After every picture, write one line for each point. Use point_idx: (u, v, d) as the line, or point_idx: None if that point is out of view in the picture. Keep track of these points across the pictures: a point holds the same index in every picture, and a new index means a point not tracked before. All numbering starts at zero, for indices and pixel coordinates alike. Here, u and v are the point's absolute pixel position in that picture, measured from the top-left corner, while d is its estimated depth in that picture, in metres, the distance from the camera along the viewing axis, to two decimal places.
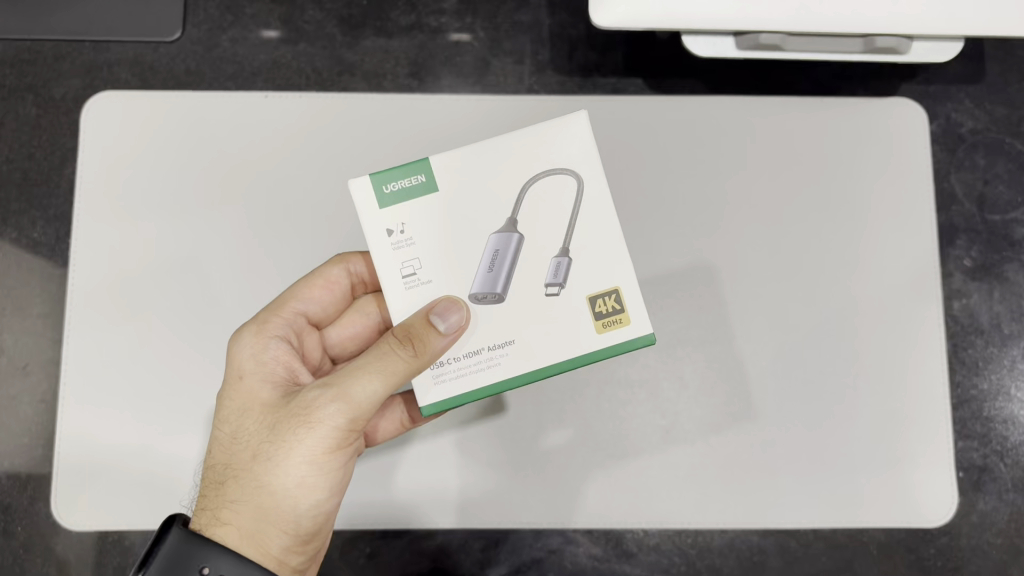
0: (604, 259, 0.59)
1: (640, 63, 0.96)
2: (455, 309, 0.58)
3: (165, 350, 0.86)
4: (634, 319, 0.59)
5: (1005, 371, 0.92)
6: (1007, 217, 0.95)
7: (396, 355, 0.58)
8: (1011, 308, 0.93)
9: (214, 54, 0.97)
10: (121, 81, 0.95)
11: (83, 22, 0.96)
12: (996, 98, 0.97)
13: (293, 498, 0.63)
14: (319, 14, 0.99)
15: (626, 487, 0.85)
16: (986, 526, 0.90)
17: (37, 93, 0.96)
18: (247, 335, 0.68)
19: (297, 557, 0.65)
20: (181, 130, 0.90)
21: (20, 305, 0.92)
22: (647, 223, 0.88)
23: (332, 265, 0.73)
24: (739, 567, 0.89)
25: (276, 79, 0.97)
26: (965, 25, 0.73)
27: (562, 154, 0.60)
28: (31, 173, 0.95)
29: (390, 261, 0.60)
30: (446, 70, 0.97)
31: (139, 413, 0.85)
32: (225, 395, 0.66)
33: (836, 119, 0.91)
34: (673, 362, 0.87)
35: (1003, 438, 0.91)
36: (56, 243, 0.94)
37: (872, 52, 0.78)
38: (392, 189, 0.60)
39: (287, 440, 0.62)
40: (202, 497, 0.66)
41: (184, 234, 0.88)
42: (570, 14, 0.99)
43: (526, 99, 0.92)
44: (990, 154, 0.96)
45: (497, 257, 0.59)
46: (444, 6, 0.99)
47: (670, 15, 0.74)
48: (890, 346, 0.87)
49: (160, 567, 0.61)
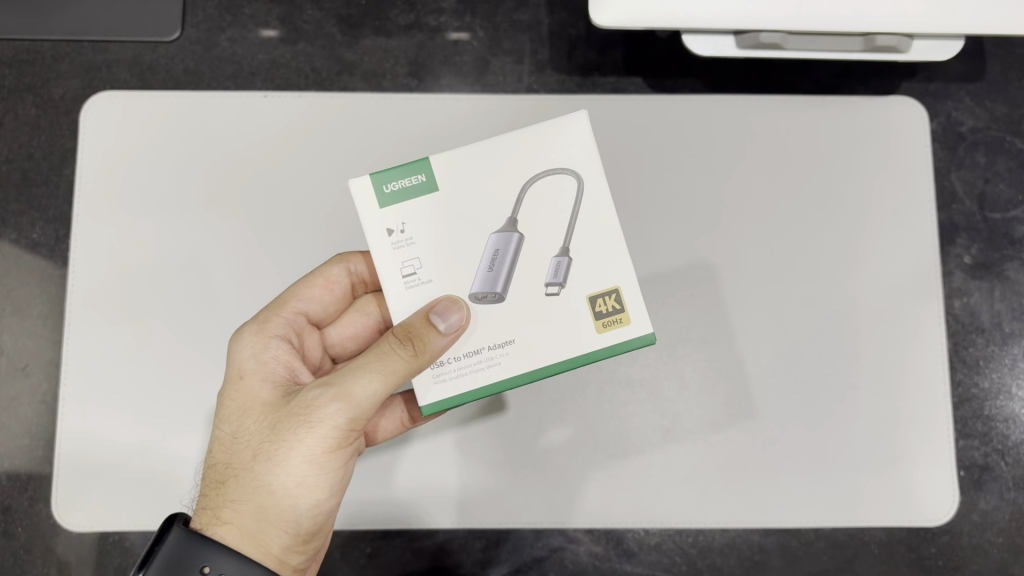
0: (604, 259, 0.59)
1: (640, 62, 0.96)
2: (454, 309, 0.58)
3: (165, 350, 0.86)
4: (634, 319, 0.59)
5: (1005, 369, 0.92)
6: (1008, 215, 0.94)
7: (396, 355, 0.58)
8: (1011, 306, 0.93)
9: (213, 54, 0.97)
10: (120, 81, 0.95)
11: (81, 22, 0.96)
12: (996, 97, 0.97)
13: (293, 498, 0.63)
14: (318, 14, 0.99)
15: (626, 487, 0.85)
16: (987, 525, 0.90)
17: (36, 93, 0.96)
18: (247, 335, 0.68)
19: (297, 557, 0.65)
20: (181, 130, 0.90)
21: (20, 306, 0.92)
22: (647, 222, 0.88)
23: (333, 265, 0.73)
24: (739, 567, 0.89)
25: (275, 79, 0.96)
26: (966, 24, 0.73)
27: (562, 154, 0.60)
28: (31, 174, 0.95)
29: (390, 261, 0.60)
30: (445, 69, 0.97)
31: (139, 413, 0.85)
32: (225, 394, 0.66)
33: (836, 118, 0.91)
34: (673, 361, 0.86)
35: (1003, 437, 0.91)
36: (55, 244, 0.94)
37: (872, 51, 0.77)
38: (392, 188, 0.60)
39: (287, 440, 0.62)
40: (203, 497, 0.66)
41: (184, 234, 0.88)
42: (569, 14, 0.99)
43: (526, 98, 0.92)
44: (990, 152, 0.96)
45: (497, 257, 0.59)
46: (443, 6, 0.99)
47: (671, 15, 0.74)
48: (890, 345, 0.87)
49: (160, 567, 0.61)
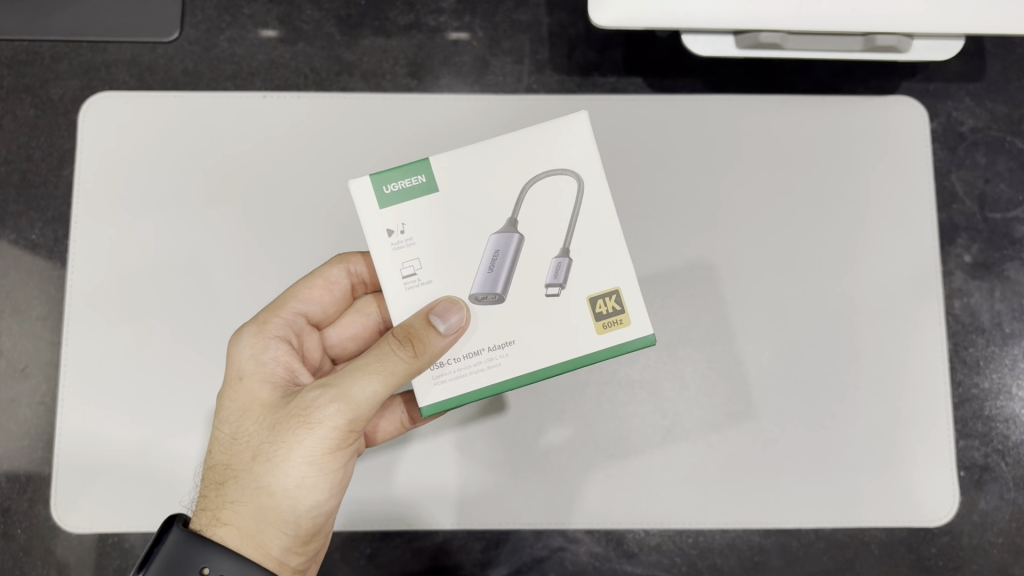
0: (605, 260, 0.59)
1: (640, 62, 0.96)
2: (454, 310, 0.58)
3: (164, 351, 0.86)
4: (634, 319, 0.59)
5: (1006, 369, 0.92)
6: (1008, 215, 0.94)
7: (396, 355, 0.58)
8: (1012, 307, 0.93)
9: (212, 54, 0.97)
10: (119, 81, 0.95)
11: (80, 23, 0.96)
12: (996, 96, 0.97)
13: (293, 499, 0.63)
14: (317, 14, 0.98)
15: (626, 488, 0.85)
16: (987, 526, 0.90)
17: (34, 94, 0.96)
18: (247, 335, 0.67)
19: (297, 558, 0.65)
20: (180, 131, 0.90)
21: (19, 307, 0.92)
22: (647, 223, 0.88)
23: (332, 265, 0.73)
24: (740, 568, 0.89)
25: (274, 79, 0.96)
26: (966, 24, 0.73)
27: (562, 154, 0.60)
28: (29, 175, 0.94)
29: (390, 262, 0.60)
30: (445, 69, 0.97)
31: (138, 414, 0.85)
32: (225, 395, 0.66)
33: (836, 118, 0.91)
34: (673, 362, 0.86)
35: (1003, 437, 0.91)
36: (54, 245, 0.93)
37: (873, 51, 0.77)
38: (392, 189, 0.60)
39: (287, 441, 0.62)
40: (203, 497, 0.66)
41: (183, 235, 0.88)
42: (569, 14, 0.98)
43: (525, 98, 0.92)
44: (991, 152, 0.96)
45: (497, 258, 0.59)
46: (442, 6, 0.99)
47: (670, 15, 0.74)
48: (890, 345, 0.87)
49: (160, 568, 0.61)
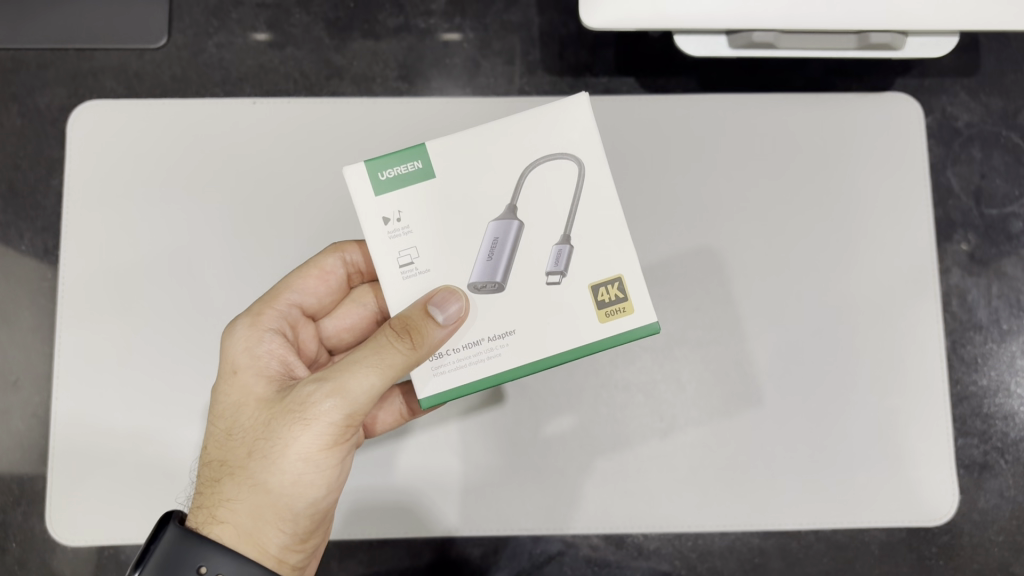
0: (604, 251, 0.59)
1: (632, 62, 0.95)
2: (453, 300, 0.57)
3: (156, 357, 0.85)
4: (638, 308, 0.58)
5: (1005, 366, 0.91)
6: (1005, 211, 0.94)
7: (394, 348, 0.58)
8: (1010, 301, 0.93)
9: (200, 59, 0.96)
10: (107, 89, 0.94)
11: (65, 29, 0.94)
12: (992, 90, 0.96)
13: (290, 496, 0.62)
14: (306, 17, 0.97)
15: (626, 491, 0.84)
16: (987, 523, 0.89)
17: (21, 103, 0.95)
18: (241, 328, 0.67)
19: (296, 555, 0.65)
20: (171, 133, 0.89)
21: (8, 317, 0.91)
22: (643, 220, 0.87)
23: (328, 254, 0.72)
24: (740, 570, 0.89)
25: (264, 84, 0.95)
26: (960, 19, 0.73)
27: (562, 140, 0.59)
28: (17, 185, 0.94)
29: (387, 250, 0.59)
30: (436, 71, 0.96)
31: (131, 423, 0.84)
32: (220, 389, 0.65)
33: (832, 105, 0.90)
34: (670, 363, 0.86)
35: (1003, 434, 0.91)
36: (44, 255, 0.93)
37: (867, 49, 0.76)
38: (388, 175, 0.59)
39: (283, 437, 0.61)
40: (198, 495, 0.65)
41: (172, 244, 0.87)
42: (559, 13, 0.98)
43: (516, 100, 0.91)
44: (986, 146, 0.95)
45: (496, 245, 0.58)
46: (432, 8, 0.98)
47: (662, 15, 0.74)
48: (885, 340, 0.86)
49: (157, 566, 0.60)
